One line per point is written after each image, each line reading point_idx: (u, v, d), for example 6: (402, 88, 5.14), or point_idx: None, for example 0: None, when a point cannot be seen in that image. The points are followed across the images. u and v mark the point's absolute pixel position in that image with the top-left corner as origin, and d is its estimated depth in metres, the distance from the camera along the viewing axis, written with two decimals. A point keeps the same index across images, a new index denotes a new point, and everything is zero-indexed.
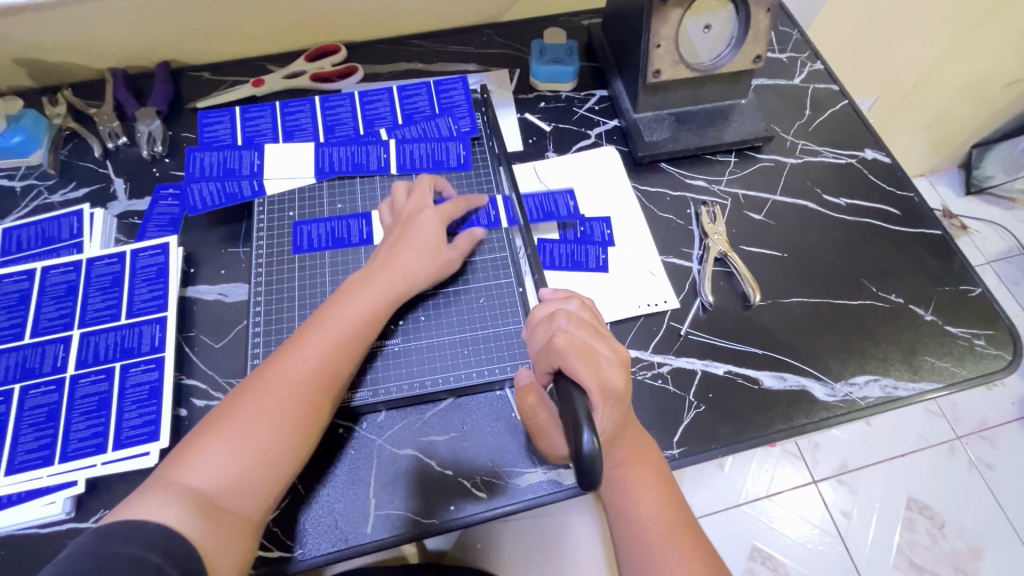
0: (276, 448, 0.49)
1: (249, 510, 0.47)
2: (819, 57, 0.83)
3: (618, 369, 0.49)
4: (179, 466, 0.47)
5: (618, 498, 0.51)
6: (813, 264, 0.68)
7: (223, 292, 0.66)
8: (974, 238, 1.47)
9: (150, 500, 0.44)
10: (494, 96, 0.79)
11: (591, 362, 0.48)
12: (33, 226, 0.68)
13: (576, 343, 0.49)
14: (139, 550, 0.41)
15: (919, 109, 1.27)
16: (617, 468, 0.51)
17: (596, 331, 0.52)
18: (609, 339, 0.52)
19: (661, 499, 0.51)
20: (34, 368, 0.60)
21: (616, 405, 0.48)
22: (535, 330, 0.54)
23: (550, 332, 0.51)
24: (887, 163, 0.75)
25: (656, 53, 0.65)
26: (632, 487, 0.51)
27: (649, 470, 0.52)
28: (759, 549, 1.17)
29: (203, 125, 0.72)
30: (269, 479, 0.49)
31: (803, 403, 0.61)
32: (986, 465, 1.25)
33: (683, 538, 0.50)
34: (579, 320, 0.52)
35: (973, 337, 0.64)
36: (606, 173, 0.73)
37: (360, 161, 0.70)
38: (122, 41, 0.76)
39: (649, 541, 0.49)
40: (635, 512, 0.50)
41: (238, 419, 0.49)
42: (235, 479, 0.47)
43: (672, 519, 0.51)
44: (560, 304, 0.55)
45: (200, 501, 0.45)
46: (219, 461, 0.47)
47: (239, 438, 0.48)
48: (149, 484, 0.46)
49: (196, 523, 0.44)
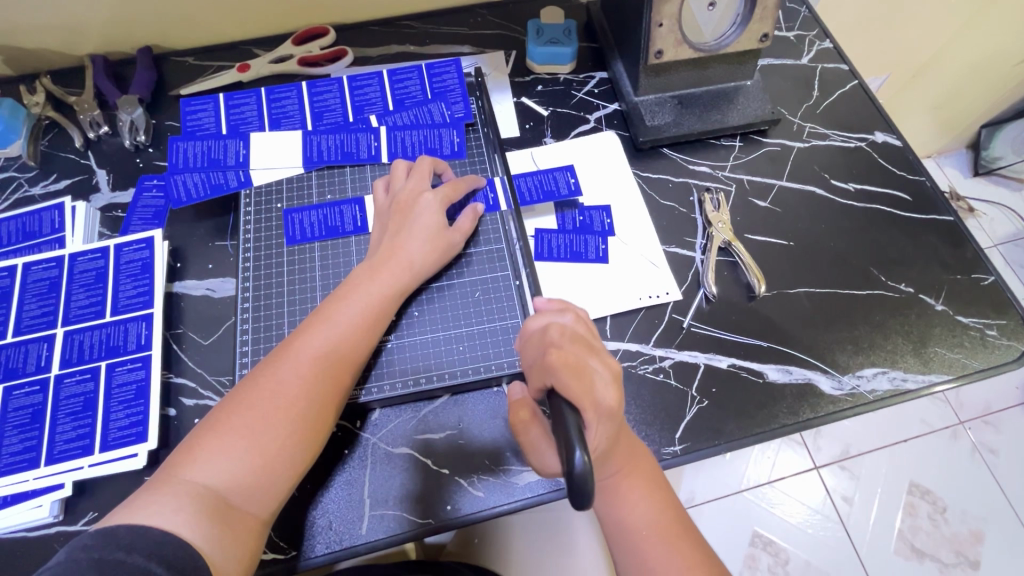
0: (288, 447, 0.47)
1: (258, 513, 0.46)
2: (828, 36, 0.80)
3: (611, 385, 0.47)
4: (185, 467, 0.45)
5: (613, 509, 0.50)
6: (820, 253, 0.66)
7: (211, 287, 0.64)
8: (981, 220, 1.45)
9: (156, 505, 0.42)
10: (489, 79, 0.76)
11: (584, 379, 0.46)
12: (12, 220, 0.65)
13: (568, 359, 0.47)
14: (144, 561, 0.38)
15: (929, 89, 1.23)
16: (610, 480, 0.50)
17: (589, 346, 0.50)
18: (602, 353, 0.50)
19: (658, 507, 0.50)
20: (17, 368, 0.58)
21: (609, 421, 0.46)
22: (530, 343, 0.52)
23: (544, 347, 0.49)
24: (898, 146, 0.72)
25: (658, 33, 0.62)
26: (627, 497, 0.50)
27: (644, 479, 0.50)
28: (760, 535, 1.17)
29: (186, 113, 0.69)
30: (280, 480, 0.47)
31: (810, 398, 0.59)
32: (989, 449, 1.23)
33: (682, 544, 0.49)
34: (572, 336, 0.50)
35: (985, 327, 0.62)
36: (607, 158, 0.71)
37: (350, 149, 0.68)
38: (101, 26, 0.73)
39: (647, 551, 0.48)
40: (631, 523, 0.49)
41: (247, 417, 0.47)
42: (246, 481, 0.45)
43: (670, 526, 0.49)
44: (553, 317, 0.52)
45: (209, 505, 0.43)
46: (229, 462, 0.45)
47: (249, 437, 0.46)
48: (154, 485, 0.44)
49: (205, 528, 0.42)
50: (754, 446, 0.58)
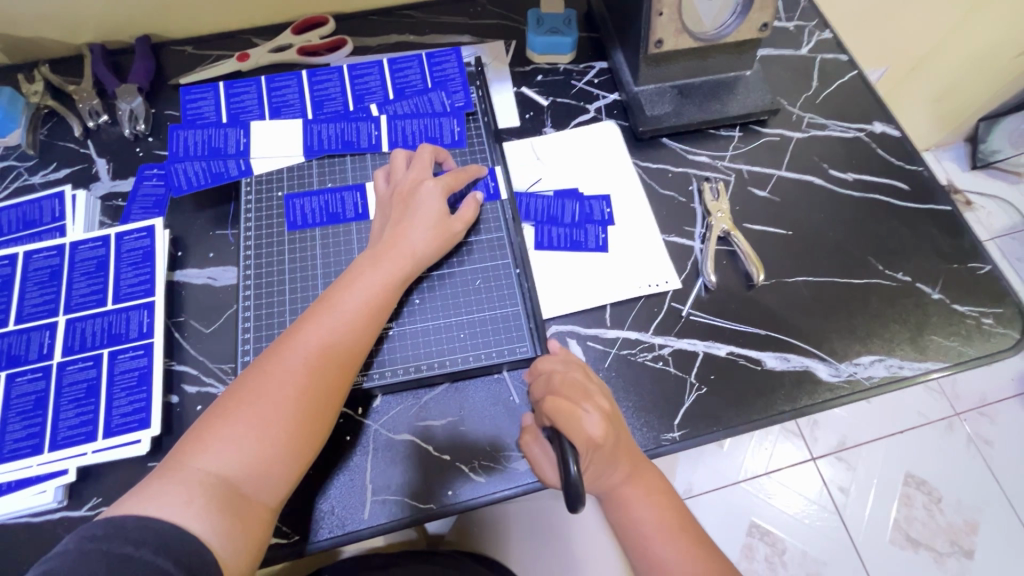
0: (297, 437, 0.48)
1: (268, 501, 0.46)
2: (827, 26, 0.80)
3: (601, 421, 0.49)
4: (195, 455, 0.45)
5: (618, 511, 0.52)
6: (818, 243, 0.66)
7: (212, 276, 0.65)
8: (979, 214, 1.46)
9: (166, 495, 0.43)
10: (490, 69, 0.76)
11: (574, 422, 0.48)
12: (13, 209, 0.65)
13: (560, 400, 0.49)
14: (151, 555, 0.39)
15: (928, 82, 1.23)
16: (614, 485, 0.52)
17: (584, 390, 0.51)
18: (596, 395, 0.52)
19: (663, 510, 0.51)
20: (20, 356, 0.58)
21: (599, 452, 0.48)
22: (534, 381, 0.55)
23: (544, 388, 0.52)
24: (896, 136, 0.73)
25: (658, 22, 0.62)
26: (631, 500, 0.51)
27: (647, 482, 0.52)
28: (758, 525, 1.18)
29: (186, 101, 0.69)
30: (289, 469, 0.47)
31: (807, 384, 0.59)
32: (984, 440, 1.24)
33: (687, 545, 0.49)
34: (569, 377, 0.52)
35: (981, 315, 0.63)
36: (606, 148, 0.71)
37: (351, 138, 0.68)
38: (98, 15, 0.73)
39: (652, 550, 0.49)
40: (636, 526, 0.51)
41: (256, 406, 0.47)
42: (256, 469, 0.46)
43: (675, 527, 0.50)
44: (557, 362, 0.54)
45: (219, 494, 0.44)
46: (239, 451, 0.46)
47: (259, 426, 0.47)
48: (164, 474, 0.44)
49: (216, 520, 0.43)
50: (752, 432, 0.59)
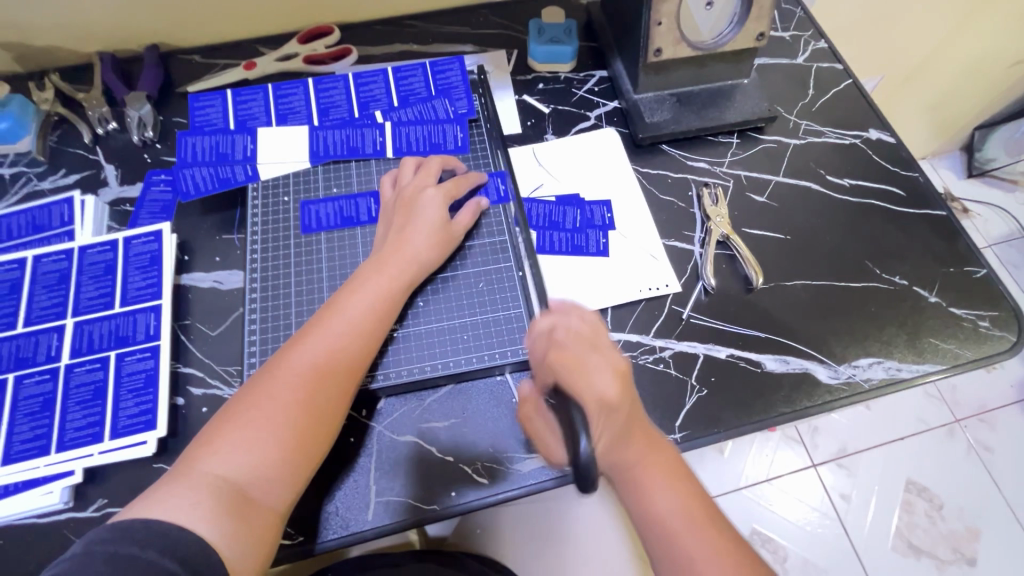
0: (304, 441, 0.48)
1: (274, 505, 0.47)
2: (823, 36, 0.81)
3: (613, 380, 0.50)
4: (205, 459, 0.46)
5: (637, 498, 0.49)
6: (815, 247, 0.67)
7: (218, 280, 0.65)
8: (976, 221, 1.47)
9: (175, 498, 0.43)
10: (492, 77, 0.78)
11: (583, 380, 0.49)
12: (23, 213, 0.66)
13: (566, 361, 0.50)
14: (157, 556, 0.39)
15: (923, 92, 1.25)
16: (631, 467, 0.50)
17: (592, 345, 0.52)
18: (604, 348, 0.52)
19: (684, 496, 0.49)
20: (28, 357, 0.59)
21: (610, 413, 0.49)
22: (536, 341, 0.55)
23: (547, 346, 0.53)
24: (892, 143, 0.74)
25: (657, 31, 0.63)
26: (650, 486, 0.49)
27: (666, 464, 0.50)
28: (759, 532, 1.17)
29: (194, 108, 0.70)
30: (296, 471, 0.48)
31: (805, 387, 0.60)
32: (985, 447, 1.24)
33: (712, 533, 0.47)
34: (576, 335, 0.53)
35: (978, 319, 0.63)
36: (607, 155, 0.72)
37: (356, 144, 0.69)
38: (108, 25, 0.74)
39: (680, 539, 0.47)
40: (655, 512, 0.48)
41: (264, 410, 0.48)
42: (265, 473, 0.47)
43: (698, 514, 0.48)
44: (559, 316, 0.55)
45: (226, 497, 0.44)
46: (247, 454, 0.46)
47: (266, 429, 0.48)
48: (173, 478, 0.45)
49: (222, 522, 0.43)
50: (752, 434, 0.59)
